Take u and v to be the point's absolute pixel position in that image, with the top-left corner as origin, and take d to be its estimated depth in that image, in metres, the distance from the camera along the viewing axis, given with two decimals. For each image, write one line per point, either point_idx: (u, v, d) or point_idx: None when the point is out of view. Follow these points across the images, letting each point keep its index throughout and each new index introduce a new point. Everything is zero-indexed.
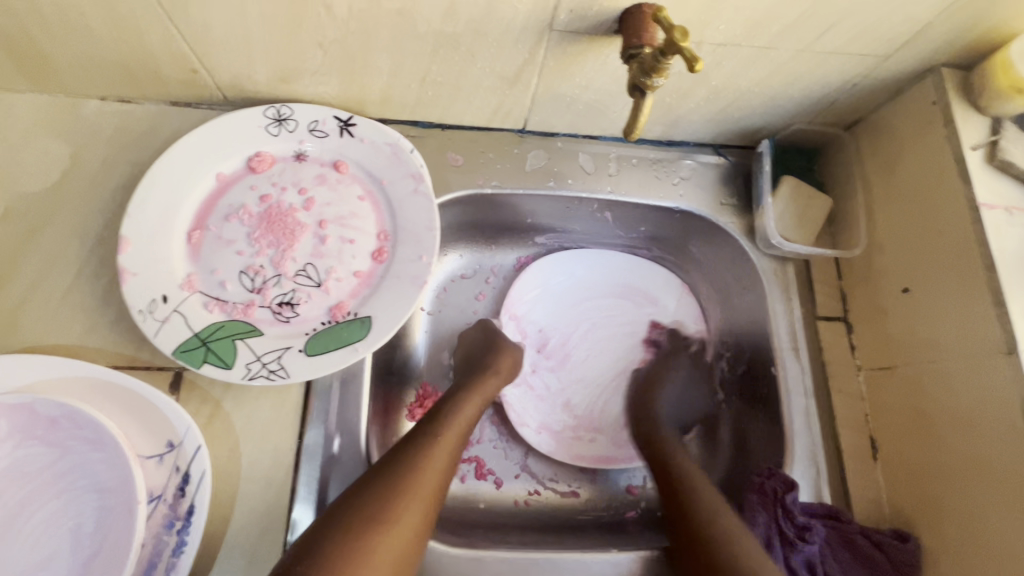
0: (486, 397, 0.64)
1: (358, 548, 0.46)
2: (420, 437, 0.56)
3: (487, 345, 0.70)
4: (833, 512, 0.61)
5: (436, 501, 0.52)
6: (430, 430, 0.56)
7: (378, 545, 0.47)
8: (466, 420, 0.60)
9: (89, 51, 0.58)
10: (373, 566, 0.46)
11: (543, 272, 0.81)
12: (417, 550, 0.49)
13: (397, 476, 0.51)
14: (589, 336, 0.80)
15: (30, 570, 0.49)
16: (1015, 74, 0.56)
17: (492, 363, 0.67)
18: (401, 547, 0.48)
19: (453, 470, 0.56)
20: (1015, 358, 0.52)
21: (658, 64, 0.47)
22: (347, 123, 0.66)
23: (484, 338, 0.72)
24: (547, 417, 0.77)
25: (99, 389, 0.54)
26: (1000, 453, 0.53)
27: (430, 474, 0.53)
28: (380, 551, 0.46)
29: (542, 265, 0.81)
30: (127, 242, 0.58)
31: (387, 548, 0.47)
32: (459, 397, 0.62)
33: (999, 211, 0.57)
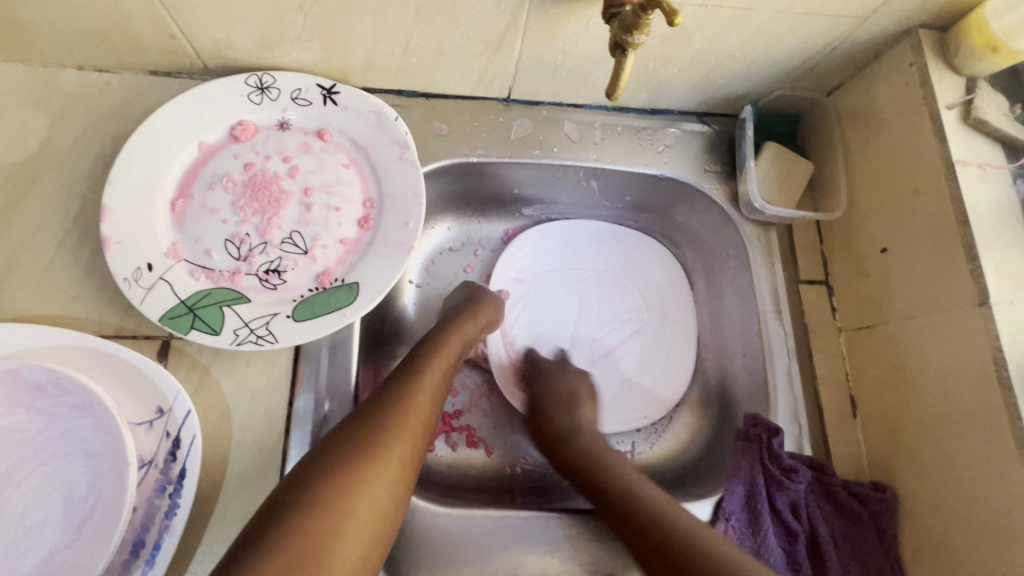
0: (464, 342, 0.64)
1: (345, 481, 0.47)
2: (399, 380, 0.56)
3: (468, 300, 0.70)
4: (817, 465, 0.63)
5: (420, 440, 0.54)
6: (412, 371, 0.58)
7: (364, 482, 0.48)
8: (446, 363, 0.60)
9: (63, 16, 0.57)
10: (362, 500, 0.47)
11: (531, 244, 0.82)
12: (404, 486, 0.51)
13: (380, 418, 0.52)
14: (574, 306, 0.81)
15: (22, 535, 0.49)
16: (990, 32, 0.56)
17: (472, 311, 0.68)
18: (388, 481, 0.49)
19: (435, 412, 0.57)
20: (987, 309, 0.54)
21: (639, 20, 0.47)
22: (331, 90, 0.65)
23: (466, 294, 0.72)
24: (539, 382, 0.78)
25: (85, 357, 0.54)
26: (975, 400, 0.55)
27: (411, 415, 0.53)
28: (366, 484, 0.48)
29: (529, 236, 0.82)
30: (110, 211, 0.58)
31: (373, 480, 0.48)
32: (436, 340, 0.63)
33: (974, 167, 0.58)
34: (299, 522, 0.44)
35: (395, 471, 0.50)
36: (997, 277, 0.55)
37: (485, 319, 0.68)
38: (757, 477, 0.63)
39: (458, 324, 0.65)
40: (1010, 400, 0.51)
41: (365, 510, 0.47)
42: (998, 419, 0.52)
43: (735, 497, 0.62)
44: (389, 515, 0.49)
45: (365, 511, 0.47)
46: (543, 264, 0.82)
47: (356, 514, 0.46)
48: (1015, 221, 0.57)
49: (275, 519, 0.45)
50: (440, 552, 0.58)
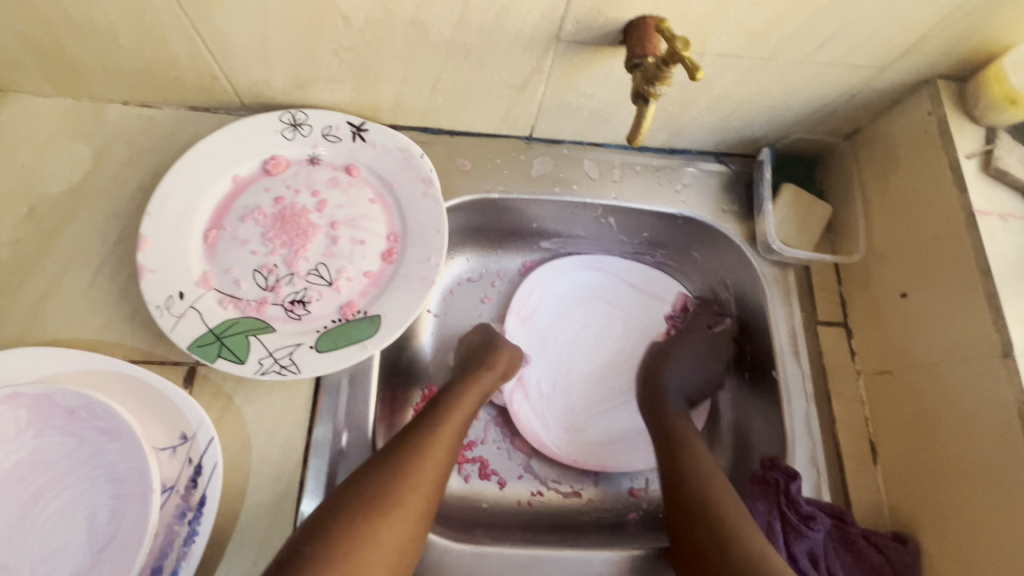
0: (481, 394, 0.65)
1: (361, 532, 0.48)
2: (413, 436, 0.56)
3: (486, 344, 0.72)
4: (836, 512, 0.62)
5: (433, 497, 0.54)
6: (431, 422, 0.59)
7: (378, 534, 0.48)
8: (463, 413, 0.61)
9: (115, 56, 0.60)
10: (375, 552, 0.47)
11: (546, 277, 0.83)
12: (416, 542, 0.51)
13: (398, 468, 0.53)
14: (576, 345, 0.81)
15: (45, 557, 0.50)
16: (1009, 85, 0.57)
17: (489, 360, 0.69)
18: (403, 533, 0.50)
19: (451, 463, 0.57)
20: (1011, 361, 0.53)
21: (661, 73, 0.49)
22: (360, 128, 0.68)
23: (482, 337, 0.74)
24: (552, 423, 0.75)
25: (115, 382, 0.56)
26: (1000, 456, 0.53)
27: (429, 464, 0.54)
28: (380, 535, 0.48)
29: (545, 269, 0.83)
30: (147, 241, 0.60)
31: (390, 530, 0.49)
32: (455, 391, 0.64)
33: (994, 218, 0.58)
34: (316, 571, 0.45)
35: (409, 523, 0.50)
36: (1021, 329, 0.54)
37: (501, 368, 0.69)
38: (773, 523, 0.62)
39: (474, 375, 0.66)
40: None
41: (379, 561, 0.47)
42: (1023, 476, 0.51)
43: None
44: (401, 566, 0.49)
45: (384, 557, 0.48)
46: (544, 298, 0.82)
47: (370, 564, 0.47)
48: None
49: (290, 569, 0.45)
50: None
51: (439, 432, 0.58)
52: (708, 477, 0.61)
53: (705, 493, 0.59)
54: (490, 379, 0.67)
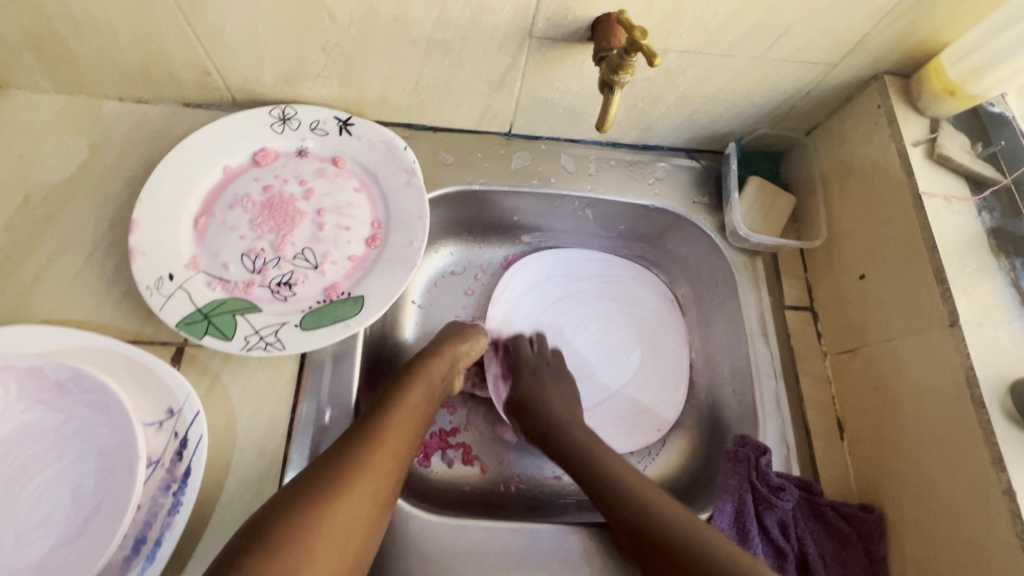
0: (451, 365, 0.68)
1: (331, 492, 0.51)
2: (382, 404, 0.60)
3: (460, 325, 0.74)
4: (804, 484, 0.64)
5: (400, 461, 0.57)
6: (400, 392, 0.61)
7: (347, 493, 0.51)
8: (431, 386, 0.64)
9: (113, 53, 0.64)
10: (342, 509, 0.50)
11: (529, 270, 0.86)
12: (382, 505, 0.54)
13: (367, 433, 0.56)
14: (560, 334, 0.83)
15: (30, 527, 0.51)
16: (947, 77, 0.62)
17: (461, 335, 0.71)
18: (371, 492, 0.53)
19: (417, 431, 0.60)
20: (957, 329, 0.56)
21: (624, 61, 0.54)
22: (346, 123, 0.71)
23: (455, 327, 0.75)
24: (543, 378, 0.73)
25: (104, 358, 0.57)
26: (952, 421, 0.56)
27: (396, 430, 0.57)
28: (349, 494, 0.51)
29: (528, 262, 0.86)
30: (139, 225, 0.62)
31: (358, 490, 0.52)
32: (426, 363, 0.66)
33: (940, 199, 0.62)
34: (287, 525, 0.48)
35: (376, 484, 0.53)
36: (966, 301, 0.57)
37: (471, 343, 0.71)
38: (744, 496, 0.64)
39: (430, 359, 0.66)
40: (984, 418, 0.53)
41: (346, 518, 0.50)
42: (971, 437, 0.54)
43: (726, 515, 0.63)
44: (369, 524, 0.52)
45: (351, 513, 0.51)
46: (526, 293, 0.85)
47: (337, 521, 0.50)
48: (983, 249, 0.60)
49: (263, 526, 0.48)
50: (429, 560, 0.59)
51: (405, 409, 0.60)
52: (676, 513, 0.56)
53: (637, 496, 0.58)
54: (445, 364, 0.67)
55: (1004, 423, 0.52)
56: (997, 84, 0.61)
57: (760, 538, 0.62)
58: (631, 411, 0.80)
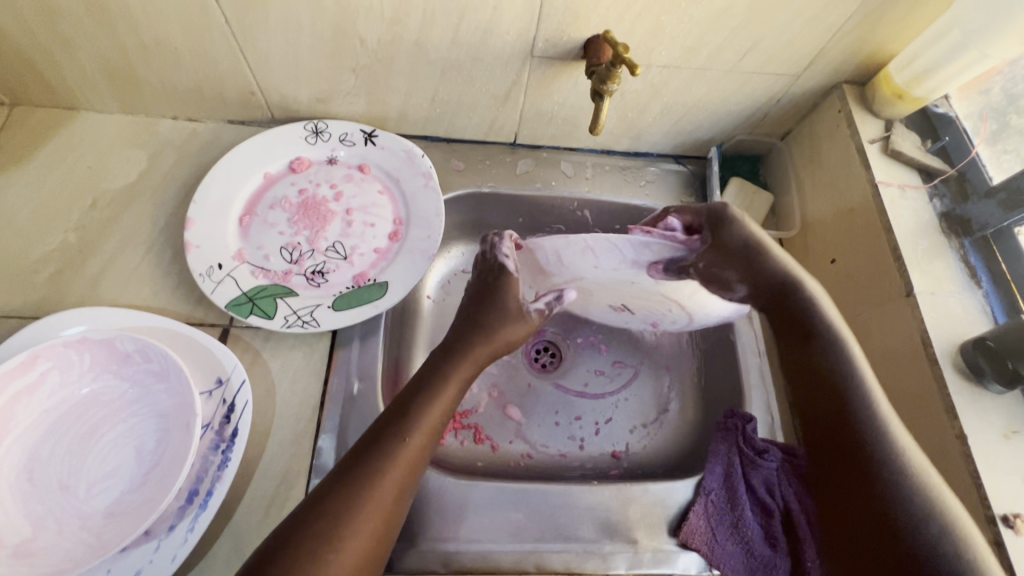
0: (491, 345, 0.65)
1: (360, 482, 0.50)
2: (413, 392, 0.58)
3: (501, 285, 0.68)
4: (788, 448, 0.70)
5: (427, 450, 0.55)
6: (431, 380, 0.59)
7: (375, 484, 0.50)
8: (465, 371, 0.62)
9: (174, 77, 0.75)
10: (371, 502, 0.49)
11: None
12: (407, 496, 0.53)
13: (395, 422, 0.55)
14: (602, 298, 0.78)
15: (99, 478, 0.59)
16: (894, 83, 0.72)
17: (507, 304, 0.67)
18: (398, 482, 0.52)
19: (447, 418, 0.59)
20: (913, 298, 0.63)
21: (611, 72, 0.64)
22: (371, 134, 0.81)
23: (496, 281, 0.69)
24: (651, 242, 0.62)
25: (163, 335, 0.66)
26: (910, 380, 0.62)
27: (427, 418, 0.56)
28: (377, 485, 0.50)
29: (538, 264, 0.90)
30: (193, 222, 0.72)
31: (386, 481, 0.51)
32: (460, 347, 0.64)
33: (895, 188, 0.70)
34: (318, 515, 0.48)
35: (403, 474, 0.52)
36: (921, 274, 0.65)
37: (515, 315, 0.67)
38: (733, 459, 0.70)
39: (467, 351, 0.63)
40: (939, 374, 0.59)
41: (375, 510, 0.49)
42: (928, 392, 0.60)
43: (716, 475, 0.70)
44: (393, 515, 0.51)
45: (379, 506, 0.50)
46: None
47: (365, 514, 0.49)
48: (935, 230, 0.68)
49: (295, 519, 0.47)
50: (446, 515, 0.66)
51: (436, 396, 0.58)
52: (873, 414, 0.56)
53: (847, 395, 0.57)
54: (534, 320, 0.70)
55: (956, 377, 0.59)
56: (938, 88, 0.70)
57: (747, 497, 0.68)
58: (642, 394, 0.86)
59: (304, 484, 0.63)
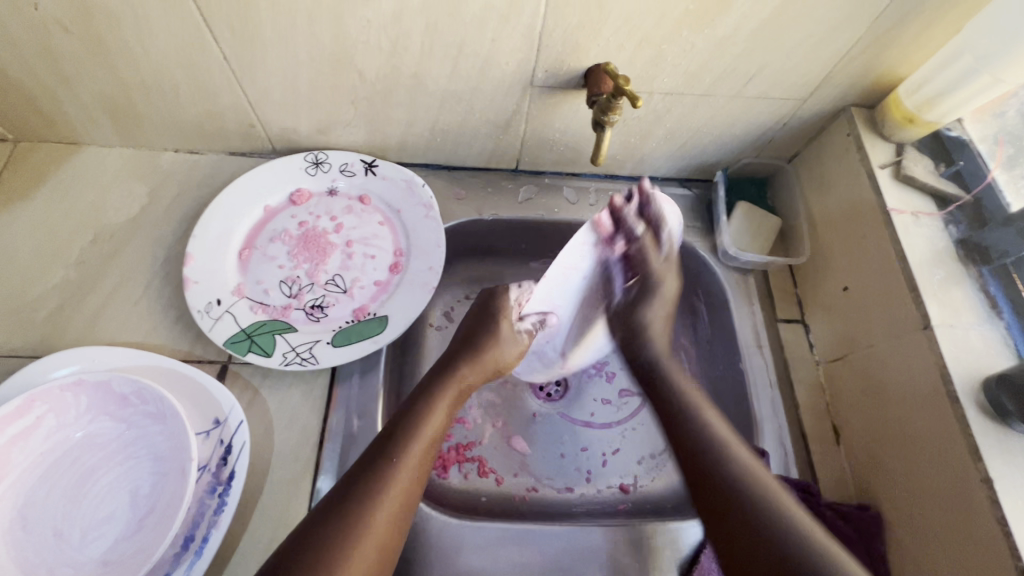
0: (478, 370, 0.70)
1: (356, 511, 0.52)
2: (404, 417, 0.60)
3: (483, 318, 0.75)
4: (803, 485, 0.67)
5: (421, 473, 0.57)
6: (422, 405, 0.62)
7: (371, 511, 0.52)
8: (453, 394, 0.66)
9: (173, 111, 0.75)
10: (367, 530, 0.51)
11: None
12: (403, 521, 0.54)
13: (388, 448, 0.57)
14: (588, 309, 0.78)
15: (94, 524, 0.58)
16: (905, 107, 0.70)
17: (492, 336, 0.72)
18: (393, 509, 0.53)
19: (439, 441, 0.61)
20: (930, 331, 0.61)
21: (611, 104, 0.63)
22: (371, 164, 0.81)
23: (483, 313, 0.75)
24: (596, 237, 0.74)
25: (161, 375, 0.65)
26: (932, 417, 0.60)
27: (420, 442, 0.58)
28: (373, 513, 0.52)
29: None
30: (192, 257, 0.71)
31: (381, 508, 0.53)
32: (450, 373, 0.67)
33: (908, 215, 0.68)
34: (316, 548, 0.49)
35: (398, 499, 0.54)
36: (938, 305, 0.62)
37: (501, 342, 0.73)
38: None
39: (428, 406, 0.62)
40: (959, 411, 0.57)
41: (371, 539, 0.51)
42: (951, 430, 0.57)
43: None
44: (390, 542, 0.52)
45: (375, 533, 0.51)
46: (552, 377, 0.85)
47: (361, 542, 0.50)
48: (951, 259, 0.65)
49: (292, 554, 0.48)
50: (448, 558, 0.64)
51: (428, 420, 0.61)
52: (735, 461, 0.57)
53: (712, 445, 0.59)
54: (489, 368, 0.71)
55: (978, 415, 0.57)
56: (951, 112, 0.68)
57: None
58: (651, 424, 0.84)
59: None
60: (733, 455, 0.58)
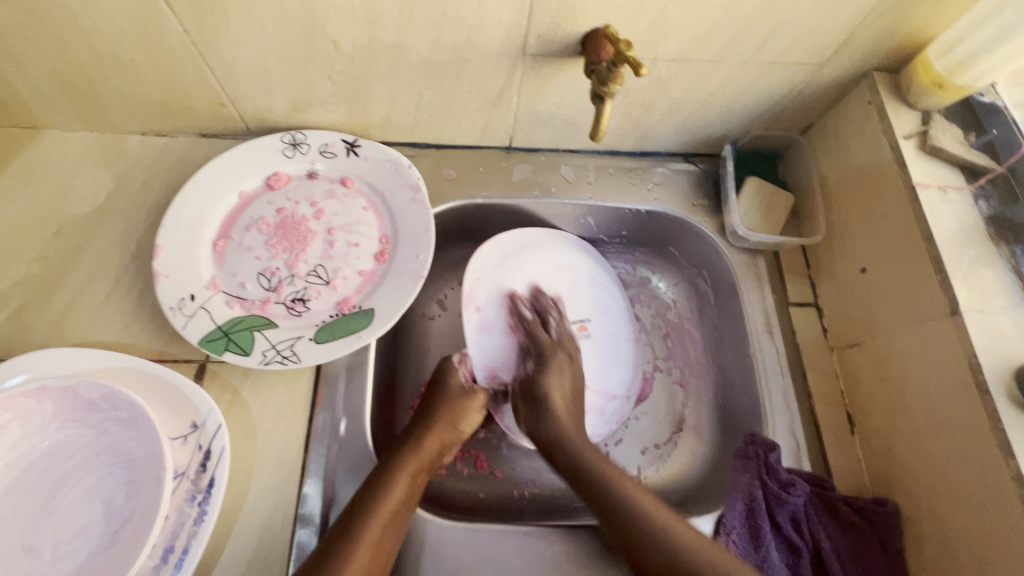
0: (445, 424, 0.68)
1: None
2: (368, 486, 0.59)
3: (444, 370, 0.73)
4: (816, 480, 0.64)
5: (382, 548, 0.56)
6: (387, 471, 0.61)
7: None
8: (421, 458, 0.64)
9: (134, 90, 0.69)
10: None
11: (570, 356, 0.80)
12: None
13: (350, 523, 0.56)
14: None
15: (67, 538, 0.54)
16: (934, 71, 0.63)
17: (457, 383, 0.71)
18: None
19: (407, 510, 0.60)
20: (958, 317, 0.56)
21: (612, 73, 0.58)
22: (353, 145, 0.75)
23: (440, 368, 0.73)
24: (502, 276, 0.79)
25: (132, 377, 0.60)
26: (958, 409, 0.56)
27: (381, 514, 0.57)
28: None
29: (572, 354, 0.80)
30: (161, 249, 0.66)
31: None
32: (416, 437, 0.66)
33: (935, 190, 0.63)
34: None
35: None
36: (966, 289, 0.57)
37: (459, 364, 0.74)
38: (756, 492, 0.64)
39: (392, 474, 0.60)
40: (990, 404, 0.53)
41: None
42: (979, 423, 0.53)
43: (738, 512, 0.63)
44: None
45: None
46: (593, 434, 0.77)
47: None
48: (980, 237, 0.60)
49: None
50: (444, 563, 0.61)
51: (391, 489, 0.59)
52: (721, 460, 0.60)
53: None
54: (432, 453, 0.66)
55: (1010, 408, 0.52)
56: (984, 75, 0.62)
57: (773, 535, 0.62)
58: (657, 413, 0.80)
59: (289, 536, 0.58)
60: (633, 497, 0.59)
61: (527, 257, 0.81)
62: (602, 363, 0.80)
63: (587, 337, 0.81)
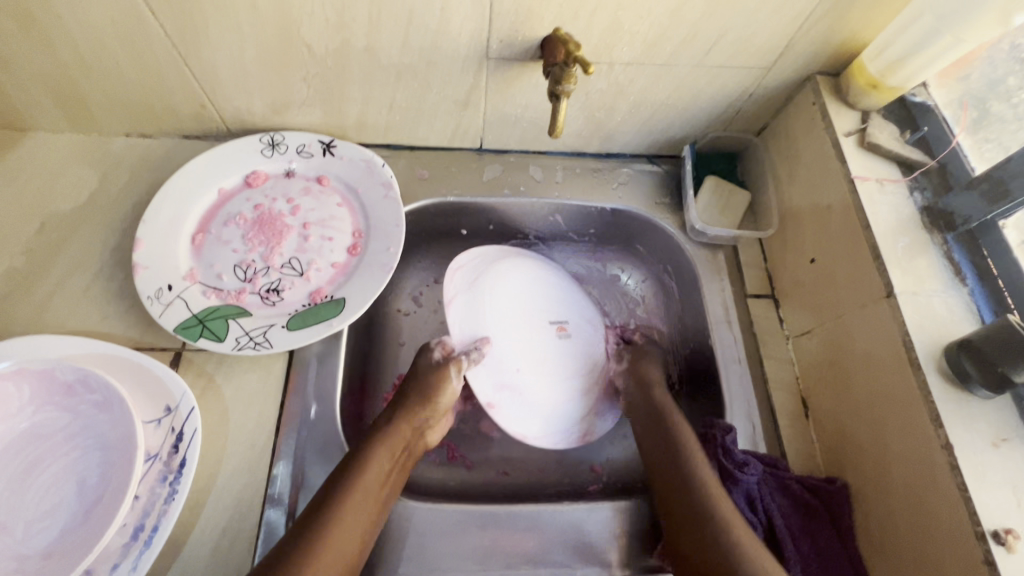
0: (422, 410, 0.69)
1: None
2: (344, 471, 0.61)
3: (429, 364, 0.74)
4: (770, 461, 0.67)
5: (359, 536, 0.58)
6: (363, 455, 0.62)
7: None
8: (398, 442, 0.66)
9: (119, 92, 0.72)
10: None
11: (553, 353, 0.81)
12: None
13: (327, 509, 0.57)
14: (539, 336, 0.81)
15: (38, 517, 0.56)
16: (869, 73, 0.68)
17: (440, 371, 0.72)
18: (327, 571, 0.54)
19: (381, 496, 0.61)
20: (893, 299, 0.60)
21: (566, 72, 0.62)
22: (330, 145, 0.78)
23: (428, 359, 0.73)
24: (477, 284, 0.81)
25: (108, 363, 0.63)
26: (895, 385, 0.59)
27: (358, 501, 0.59)
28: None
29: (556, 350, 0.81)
30: (141, 242, 0.69)
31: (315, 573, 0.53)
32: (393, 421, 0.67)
33: (873, 183, 0.67)
34: None
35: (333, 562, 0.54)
36: (901, 273, 0.61)
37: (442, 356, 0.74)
38: None
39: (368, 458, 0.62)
40: (922, 378, 0.56)
41: None
42: (914, 397, 0.56)
43: None
44: None
45: None
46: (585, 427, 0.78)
47: None
48: (915, 226, 0.64)
49: None
50: (409, 541, 0.63)
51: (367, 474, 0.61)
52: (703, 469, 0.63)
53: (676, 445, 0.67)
54: (407, 430, 0.67)
55: (940, 382, 0.56)
56: (915, 76, 0.66)
57: None
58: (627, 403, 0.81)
59: (258, 515, 0.60)
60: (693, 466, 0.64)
61: (501, 272, 0.83)
62: (582, 361, 0.81)
63: (567, 337, 0.82)
